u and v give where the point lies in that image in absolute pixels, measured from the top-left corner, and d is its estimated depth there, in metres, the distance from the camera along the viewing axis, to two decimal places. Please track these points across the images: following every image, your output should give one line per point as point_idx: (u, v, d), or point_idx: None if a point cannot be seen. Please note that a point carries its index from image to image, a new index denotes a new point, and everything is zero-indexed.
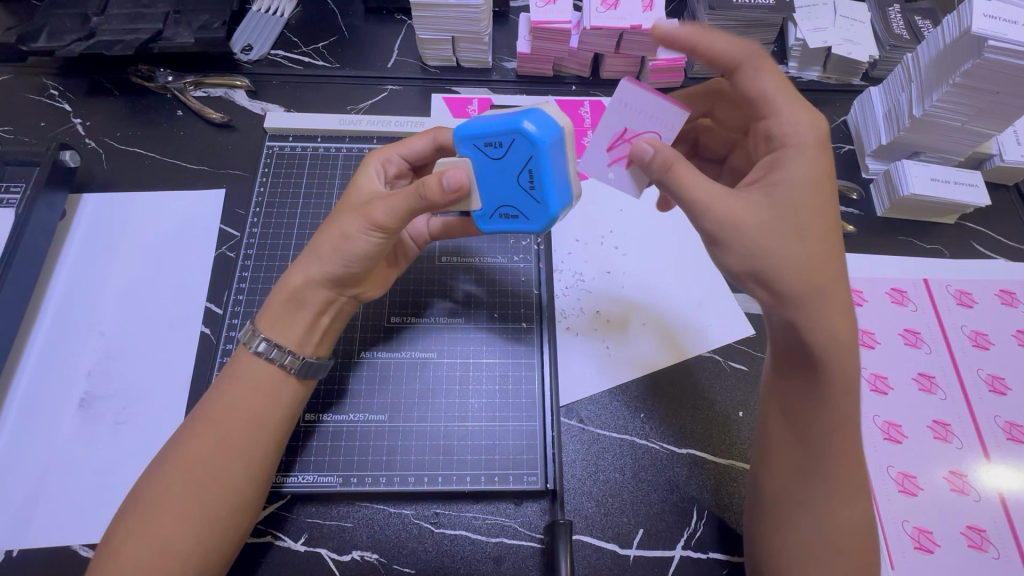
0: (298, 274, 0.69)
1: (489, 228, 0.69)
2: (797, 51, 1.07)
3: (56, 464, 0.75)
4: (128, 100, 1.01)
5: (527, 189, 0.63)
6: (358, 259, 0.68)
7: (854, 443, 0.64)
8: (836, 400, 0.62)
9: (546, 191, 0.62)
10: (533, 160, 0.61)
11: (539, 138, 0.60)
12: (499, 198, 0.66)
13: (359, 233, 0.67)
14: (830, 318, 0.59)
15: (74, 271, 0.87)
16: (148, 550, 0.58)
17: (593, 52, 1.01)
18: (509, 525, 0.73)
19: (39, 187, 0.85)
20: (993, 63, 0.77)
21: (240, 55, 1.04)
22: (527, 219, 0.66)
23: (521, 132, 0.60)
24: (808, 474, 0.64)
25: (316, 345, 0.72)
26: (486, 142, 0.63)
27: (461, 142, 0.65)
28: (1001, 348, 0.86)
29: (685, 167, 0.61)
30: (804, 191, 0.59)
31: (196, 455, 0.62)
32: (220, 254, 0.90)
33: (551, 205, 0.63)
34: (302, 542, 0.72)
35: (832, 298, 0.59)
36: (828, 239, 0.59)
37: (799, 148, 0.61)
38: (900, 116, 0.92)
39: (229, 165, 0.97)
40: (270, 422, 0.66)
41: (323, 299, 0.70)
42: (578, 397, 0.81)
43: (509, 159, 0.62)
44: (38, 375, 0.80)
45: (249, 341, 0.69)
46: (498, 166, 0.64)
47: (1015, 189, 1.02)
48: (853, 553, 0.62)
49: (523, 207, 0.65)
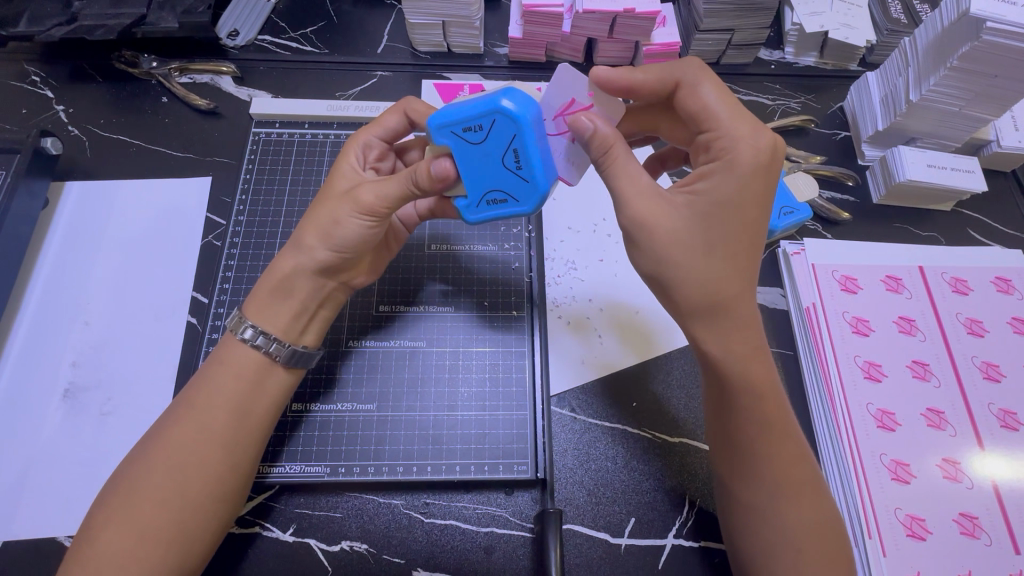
0: (289, 262, 0.68)
1: (477, 217, 0.66)
2: (793, 36, 1.06)
3: (40, 455, 0.74)
4: (112, 87, 0.99)
5: (514, 171, 0.61)
6: (350, 246, 0.67)
7: (788, 444, 0.63)
8: (745, 405, 0.63)
9: (534, 167, 0.60)
10: (518, 139, 0.59)
11: (521, 112, 0.58)
12: (485, 185, 0.63)
13: (350, 219, 0.66)
14: (732, 331, 0.62)
15: (58, 260, 0.86)
16: (127, 540, 0.57)
17: (586, 37, 0.99)
18: (500, 514, 0.73)
19: (19, 174, 0.83)
20: (991, 45, 0.76)
21: (226, 41, 1.02)
22: (517, 201, 0.63)
23: (501, 108, 0.57)
24: (750, 476, 0.62)
25: (306, 335, 0.71)
26: (466, 127, 0.60)
27: (437, 131, 0.61)
28: (996, 335, 0.85)
29: (622, 148, 0.60)
30: (725, 210, 0.58)
31: (179, 443, 0.61)
32: (207, 243, 0.88)
33: (542, 179, 0.60)
34: (290, 533, 0.71)
35: (724, 318, 0.61)
36: (736, 254, 0.59)
37: (727, 169, 0.59)
38: (897, 101, 0.90)
39: (215, 152, 0.95)
40: (256, 411, 0.65)
41: (311, 289, 0.69)
42: (568, 386, 0.80)
43: (492, 141, 0.59)
44: (22, 365, 0.79)
45: (237, 328, 0.68)
46: (478, 150, 0.61)
47: (1012, 175, 1.01)
48: (820, 548, 0.60)
49: (512, 191, 0.62)
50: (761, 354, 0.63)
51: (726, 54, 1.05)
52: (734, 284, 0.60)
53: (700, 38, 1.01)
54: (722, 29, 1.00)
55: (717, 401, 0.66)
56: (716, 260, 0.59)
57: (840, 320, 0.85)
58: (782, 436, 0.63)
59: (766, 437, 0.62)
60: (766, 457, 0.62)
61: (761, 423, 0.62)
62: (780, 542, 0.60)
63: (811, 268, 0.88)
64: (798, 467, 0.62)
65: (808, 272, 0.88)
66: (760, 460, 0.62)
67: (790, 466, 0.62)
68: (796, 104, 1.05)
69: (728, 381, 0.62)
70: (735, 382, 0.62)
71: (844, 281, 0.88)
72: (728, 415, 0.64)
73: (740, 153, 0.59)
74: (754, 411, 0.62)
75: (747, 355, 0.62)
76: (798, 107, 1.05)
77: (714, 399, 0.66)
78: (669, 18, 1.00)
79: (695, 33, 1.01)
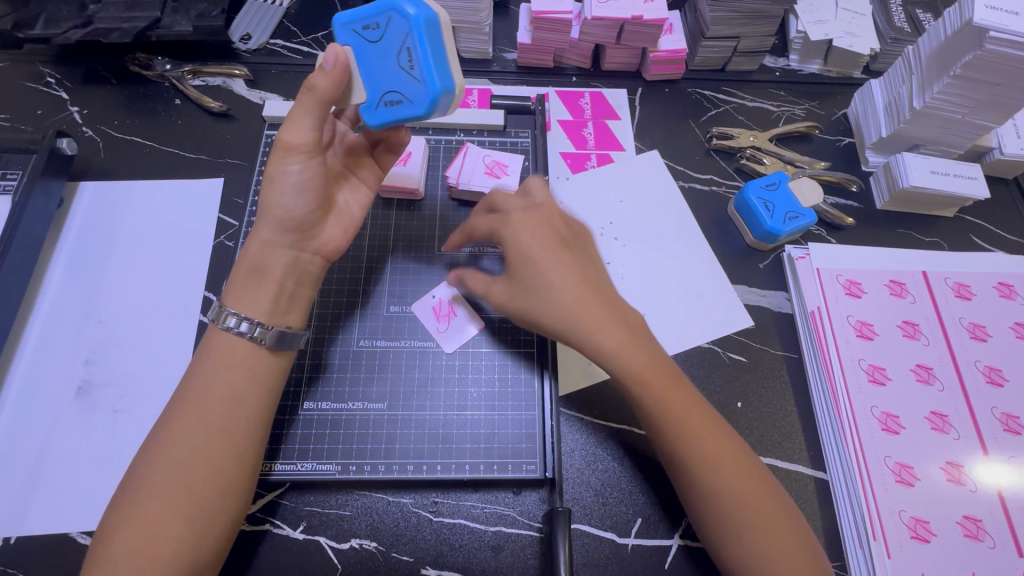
0: (257, 242, 0.69)
1: (378, 119, 0.69)
2: (798, 44, 1.07)
3: (53, 451, 0.75)
4: (126, 89, 1.00)
5: (407, 71, 0.64)
6: (295, 193, 0.68)
7: (686, 413, 0.67)
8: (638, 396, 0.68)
9: (425, 69, 0.63)
10: (410, 37, 0.62)
11: (410, 14, 0.61)
12: (383, 84, 0.66)
13: (281, 168, 0.68)
14: (603, 326, 0.69)
15: (72, 259, 0.87)
16: (140, 539, 0.58)
17: (594, 43, 1.01)
18: (508, 513, 0.74)
19: (35, 174, 0.84)
20: (994, 54, 0.77)
21: (239, 45, 1.04)
22: (412, 103, 0.66)
23: (397, 10, 0.61)
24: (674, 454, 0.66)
25: (289, 313, 0.70)
26: (366, 26, 0.65)
27: (341, 28, 0.66)
28: (999, 340, 0.86)
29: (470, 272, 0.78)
30: (529, 254, 0.71)
31: (180, 437, 0.62)
32: (219, 243, 0.89)
33: (430, 83, 0.63)
34: (301, 530, 0.72)
35: (585, 309, 0.69)
36: (558, 267, 0.71)
37: (503, 233, 0.74)
38: (901, 108, 0.91)
39: (228, 154, 0.97)
40: (249, 402, 0.65)
41: (285, 263, 0.70)
42: (578, 386, 0.81)
43: (387, 37, 0.64)
44: (36, 362, 0.80)
45: (220, 319, 0.67)
46: (375, 47, 0.65)
47: (1015, 182, 1.02)
48: (784, 521, 0.64)
49: (406, 91, 0.65)
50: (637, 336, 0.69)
51: (732, 61, 1.06)
52: (581, 298, 0.70)
53: (706, 45, 1.02)
54: (727, 37, 1.01)
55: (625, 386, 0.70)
56: (551, 283, 0.70)
57: (844, 324, 0.86)
58: (678, 408, 0.67)
59: (670, 413, 0.66)
60: (677, 436, 0.66)
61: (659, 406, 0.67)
62: (728, 518, 0.63)
63: (817, 272, 0.89)
64: (710, 438, 0.66)
65: (813, 276, 0.89)
66: (680, 441, 0.66)
67: (700, 430, 0.66)
68: (800, 111, 1.06)
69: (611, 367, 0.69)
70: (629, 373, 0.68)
71: (849, 286, 0.89)
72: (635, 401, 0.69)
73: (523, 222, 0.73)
74: (659, 390, 0.67)
75: (615, 335, 0.69)
76: (803, 114, 1.06)
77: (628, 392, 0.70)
78: (675, 26, 1.03)
79: (702, 39, 1.02)
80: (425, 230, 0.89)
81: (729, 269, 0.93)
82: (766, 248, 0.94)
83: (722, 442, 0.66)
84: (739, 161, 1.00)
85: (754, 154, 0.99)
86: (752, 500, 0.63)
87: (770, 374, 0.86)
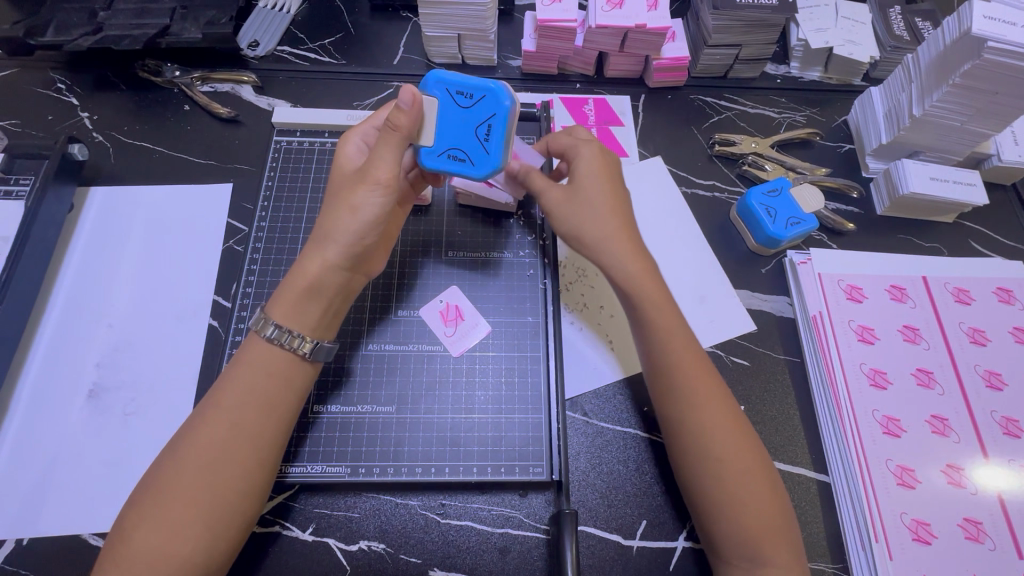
0: (317, 262, 0.70)
1: (430, 165, 0.72)
2: (799, 52, 1.08)
3: (66, 455, 0.76)
4: (135, 95, 1.02)
5: (479, 140, 0.70)
6: (370, 226, 0.70)
7: (703, 372, 0.70)
8: (665, 343, 0.70)
9: (496, 145, 0.70)
10: (494, 118, 0.69)
11: (501, 97, 0.69)
12: (451, 140, 0.71)
13: (365, 201, 0.69)
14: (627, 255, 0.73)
15: (82, 263, 0.88)
16: (159, 537, 0.59)
17: (598, 51, 1.02)
18: (514, 515, 0.75)
19: (47, 180, 0.85)
20: (992, 63, 0.78)
21: (247, 52, 1.05)
22: (471, 164, 0.71)
23: (494, 93, 0.69)
24: (676, 396, 0.69)
25: (330, 329, 0.74)
26: (458, 91, 0.70)
27: (434, 83, 0.70)
28: (998, 344, 0.87)
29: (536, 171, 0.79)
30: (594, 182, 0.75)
31: (207, 439, 0.63)
32: (228, 248, 0.91)
33: (498, 156, 0.70)
34: (309, 532, 0.73)
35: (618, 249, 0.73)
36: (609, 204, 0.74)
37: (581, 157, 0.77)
38: (900, 116, 0.93)
39: (236, 160, 0.98)
40: (281, 406, 0.67)
41: (339, 283, 0.71)
42: (583, 390, 0.82)
43: (474, 109, 0.70)
44: (48, 365, 0.81)
45: (261, 328, 0.69)
46: (460, 113, 0.70)
47: (1012, 189, 1.03)
48: (789, 528, 0.65)
49: (470, 153, 0.71)
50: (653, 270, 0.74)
51: (734, 68, 1.08)
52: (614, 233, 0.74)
53: (708, 53, 1.04)
54: (729, 45, 1.02)
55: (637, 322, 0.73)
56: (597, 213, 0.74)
57: (845, 329, 0.87)
58: (699, 367, 0.70)
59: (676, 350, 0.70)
60: (688, 394, 0.68)
61: (682, 358, 0.70)
62: (719, 469, 0.65)
63: (818, 277, 0.90)
64: (707, 380, 0.69)
65: (814, 281, 0.90)
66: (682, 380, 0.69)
67: (712, 398, 0.68)
68: (801, 117, 1.08)
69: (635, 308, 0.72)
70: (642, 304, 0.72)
71: (850, 291, 0.90)
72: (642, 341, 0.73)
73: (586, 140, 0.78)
74: (661, 317, 0.71)
75: (642, 282, 0.72)
76: (803, 121, 1.07)
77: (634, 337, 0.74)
78: (677, 34, 1.04)
79: (704, 47, 1.04)
80: (432, 234, 0.90)
81: (731, 273, 0.94)
82: (768, 253, 0.95)
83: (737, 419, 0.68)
84: (741, 168, 1.01)
85: (755, 160, 1.01)
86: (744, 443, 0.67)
87: (772, 377, 0.87)
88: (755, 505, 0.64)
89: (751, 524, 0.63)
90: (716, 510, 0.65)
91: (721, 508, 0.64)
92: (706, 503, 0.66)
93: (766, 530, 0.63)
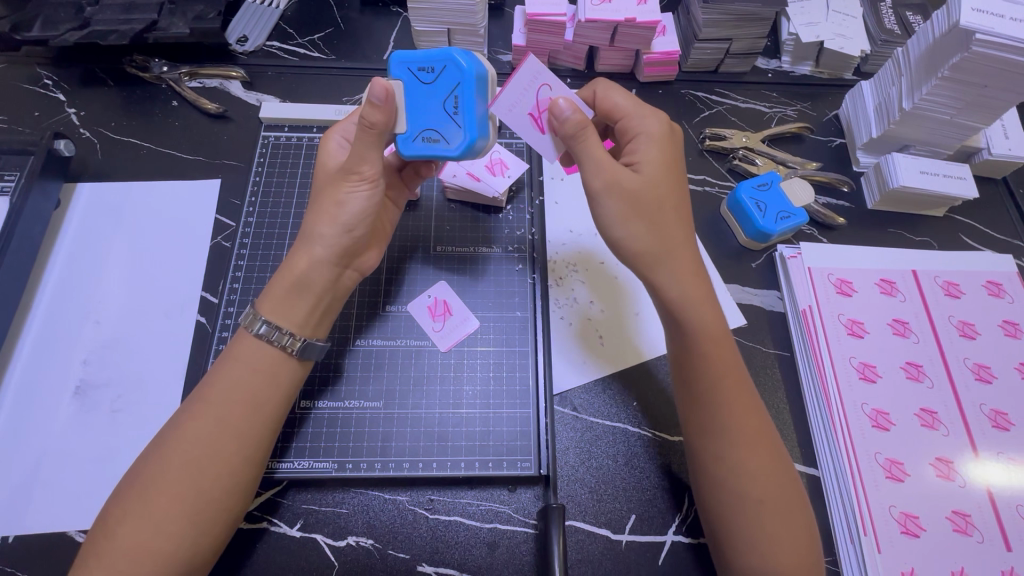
0: (303, 258, 0.70)
1: (409, 152, 0.68)
2: (790, 46, 1.08)
3: (51, 452, 0.75)
4: (123, 91, 1.01)
5: (450, 115, 0.66)
6: (357, 220, 0.71)
7: (740, 388, 0.66)
8: (708, 354, 0.66)
9: (468, 117, 0.65)
10: (460, 87, 0.65)
11: (467, 65, 0.64)
12: (424, 121, 0.67)
13: (349, 196, 0.70)
14: (685, 274, 0.67)
15: (69, 260, 0.87)
16: (143, 532, 0.58)
17: (588, 45, 1.02)
18: (503, 510, 0.74)
19: (33, 176, 0.84)
20: (981, 56, 0.78)
21: (236, 47, 1.05)
22: (447, 144, 0.66)
23: (453, 60, 0.64)
24: (715, 431, 0.65)
25: (319, 328, 0.73)
26: (420, 67, 0.66)
27: (396, 65, 0.67)
28: (987, 337, 0.87)
29: (593, 132, 0.66)
30: (658, 172, 0.67)
31: (193, 436, 0.62)
32: (216, 244, 0.90)
33: (473, 129, 0.65)
34: (297, 528, 0.72)
35: (676, 254, 0.67)
36: (671, 202, 0.68)
37: (647, 138, 0.69)
38: (890, 109, 0.93)
39: (224, 155, 0.97)
40: (268, 404, 0.66)
41: (326, 280, 0.71)
42: (571, 384, 0.82)
43: (439, 82, 0.66)
44: (34, 362, 0.81)
45: (250, 324, 0.69)
46: (426, 90, 0.66)
47: (1003, 182, 1.03)
48: (805, 539, 0.63)
49: (444, 132, 0.66)
50: (710, 299, 0.68)
51: (725, 63, 1.08)
52: (672, 234, 0.67)
53: (698, 47, 1.04)
54: (720, 39, 1.02)
55: (681, 347, 0.68)
56: (660, 209, 0.67)
57: (835, 323, 0.87)
58: (736, 383, 0.66)
59: (724, 384, 0.66)
60: (727, 410, 0.65)
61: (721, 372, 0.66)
62: (742, 485, 0.63)
63: (808, 271, 0.90)
64: (751, 415, 0.66)
65: (804, 275, 0.90)
66: (727, 416, 0.65)
67: (750, 414, 0.66)
68: (792, 112, 1.07)
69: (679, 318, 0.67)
70: (694, 331, 0.67)
71: (840, 285, 0.90)
72: (687, 362, 0.68)
73: (652, 126, 0.69)
74: (701, 323, 0.67)
75: (696, 293, 0.67)
76: (794, 115, 1.07)
77: (676, 361, 0.70)
78: (668, 28, 1.04)
79: (694, 41, 1.03)
80: (421, 228, 0.90)
81: (722, 268, 0.94)
82: (758, 247, 0.95)
83: (768, 436, 0.66)
84: (732, 162, 1.01)
85: (746, 154, 1.01)
86: (784, 487, 0.64)
87: (762, 372, 0.87)
88: (778, 527, 0.62)
89: (774, 541, 0.62)
90: (735, 541, 0.63)
91: (744, 539, 0.62)
92: (727, 520, 0.64)
93: (787, 545, 0.62)
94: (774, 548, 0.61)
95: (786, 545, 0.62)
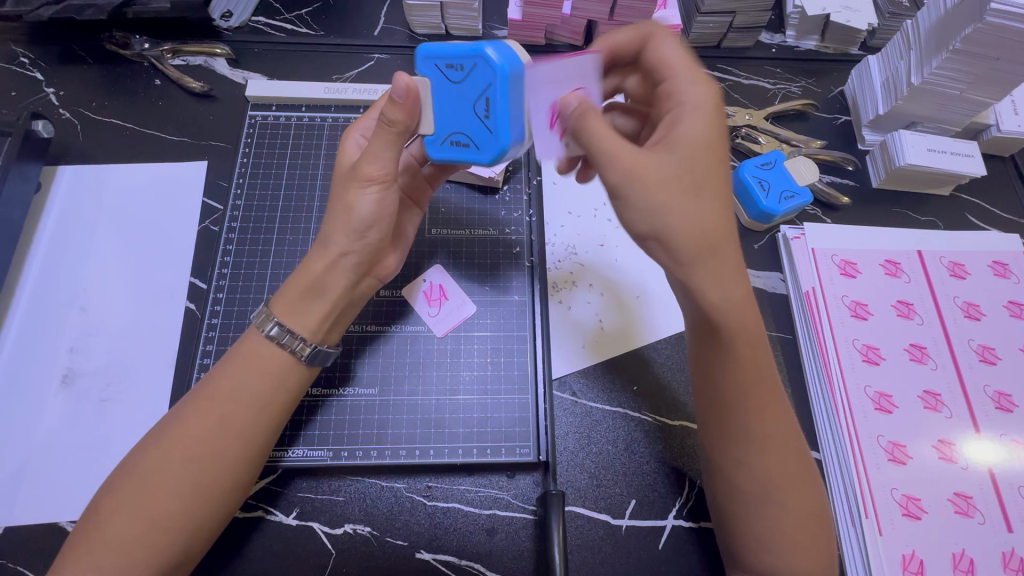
0: (318, 262, 0.66)
1: (437, 154, 0.64)
2: (795, 19, 1.05)
3: (38, 444, 0.74)
4: (103, 69, 0.97)
5: (481, 119, 0.59)
6: (370, 223, 0.65)
7: (767, 388, 0.63)
8: (732, 355, 0.62)
9: (501, 119, 0.58)
10: (491, 88, 0.58)
11: (501, 64, 0.57)
12: (454, 123, 0.62)
13: (359, 198, 0.64)
14: (723, 274, 0.59)
15: (52, 246, 0.85)
16: (137, 524, 0.57)
17: (587, 19, 0.98)
18: (501, 496, 0.73)
19: (10, 159, 0.81)
20: (994, 27, 0.75)
21: (219, 22, 1.00)
22: (478, 148, 0.61)
23: (483, 56, 0.57)
24: (733, 433, 0.63)
25: (330, 332, 0.70)
26: (447, 64, 0.59)
27: (422, 61, 0.61)
28: (992, 319, 0.86)
29: (599, 121, 0.60)
30: (701, 149, 0.60)
31: (194, 433, 0.60)
32: (204, 228, 0.87)
33: (503, 134, 0.58)
34: (293, 516, 0.71)
35: (720, 259, 0.59)
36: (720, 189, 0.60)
37: (692, 108, 0.62)
38: (898, 84, 0.90)
39: (212, 136, 0.94)
40: (273, 406, 0.64)
41: (338, 283, 0.67)
42: (570, 370, 0.80)
43: (469, 82, 0.59)
44: (19, 352, 0.78)
45: (261, 324, 0.66)
46: (456, 91, 0.60)
47: (1011, 160, 1.01)
48: (813, 531, 0.62)
49: (474, 136, 0.60)
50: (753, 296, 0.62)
51: (728, 37, 1.04)
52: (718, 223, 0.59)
53: (701, 20, 1.00)
54: (723, 11, 0.98)
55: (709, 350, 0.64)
56: (703, 199, 0.58)
57: (839, 305, 0.85)
58: (765, 383, 0.63)
59: (752, 392, 0.62)
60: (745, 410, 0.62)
61: (747, 374, 0.62)
62: (756, 483, 0.62)
63: (811, 253, 0.88)
64: (776, 420, 0.63)
65: (807, 256, 0.88)
66: (746, 419, 0.62)
67: (772, 414, 0.63)
68: (796, 88, 1.04)
69: (722, 328, 0.60)
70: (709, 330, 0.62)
71: (844, 265, 0.88)
72: (706, 364, 0.64)
73: (694, 96, 0.63)
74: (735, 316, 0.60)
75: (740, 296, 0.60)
76: (798, 91, 1.04)
77: (704, 363, 0.65)
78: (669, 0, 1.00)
79: (696, 15, 1.00)
80: None
81: None
82: (762, 228, 0.92)
83: (790, 435, 0.63)
84: (734, 141, 0.98)
85: (749, 132, 0.98)
86: (800, 488, 0.62)
87: None
88: (790, 524, 0.61)
89: (785, 538, 0.61)
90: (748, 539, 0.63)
91: (760, 536, 0.62)
92: (738, 518, 0.63)
93: (799, 541, 0.61)
94: (786, 544, 0.61)
95: (798, 541, 0.61)
